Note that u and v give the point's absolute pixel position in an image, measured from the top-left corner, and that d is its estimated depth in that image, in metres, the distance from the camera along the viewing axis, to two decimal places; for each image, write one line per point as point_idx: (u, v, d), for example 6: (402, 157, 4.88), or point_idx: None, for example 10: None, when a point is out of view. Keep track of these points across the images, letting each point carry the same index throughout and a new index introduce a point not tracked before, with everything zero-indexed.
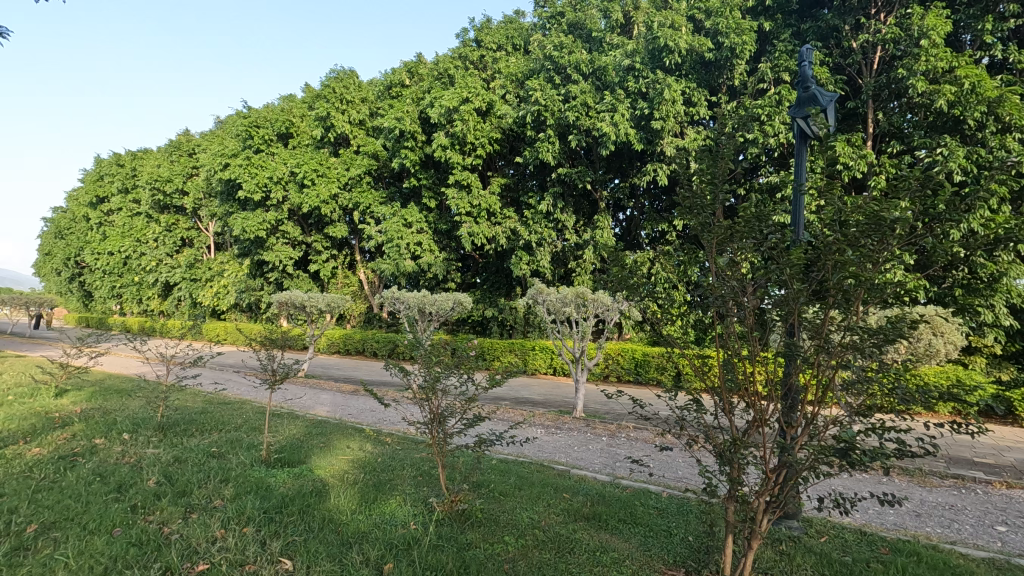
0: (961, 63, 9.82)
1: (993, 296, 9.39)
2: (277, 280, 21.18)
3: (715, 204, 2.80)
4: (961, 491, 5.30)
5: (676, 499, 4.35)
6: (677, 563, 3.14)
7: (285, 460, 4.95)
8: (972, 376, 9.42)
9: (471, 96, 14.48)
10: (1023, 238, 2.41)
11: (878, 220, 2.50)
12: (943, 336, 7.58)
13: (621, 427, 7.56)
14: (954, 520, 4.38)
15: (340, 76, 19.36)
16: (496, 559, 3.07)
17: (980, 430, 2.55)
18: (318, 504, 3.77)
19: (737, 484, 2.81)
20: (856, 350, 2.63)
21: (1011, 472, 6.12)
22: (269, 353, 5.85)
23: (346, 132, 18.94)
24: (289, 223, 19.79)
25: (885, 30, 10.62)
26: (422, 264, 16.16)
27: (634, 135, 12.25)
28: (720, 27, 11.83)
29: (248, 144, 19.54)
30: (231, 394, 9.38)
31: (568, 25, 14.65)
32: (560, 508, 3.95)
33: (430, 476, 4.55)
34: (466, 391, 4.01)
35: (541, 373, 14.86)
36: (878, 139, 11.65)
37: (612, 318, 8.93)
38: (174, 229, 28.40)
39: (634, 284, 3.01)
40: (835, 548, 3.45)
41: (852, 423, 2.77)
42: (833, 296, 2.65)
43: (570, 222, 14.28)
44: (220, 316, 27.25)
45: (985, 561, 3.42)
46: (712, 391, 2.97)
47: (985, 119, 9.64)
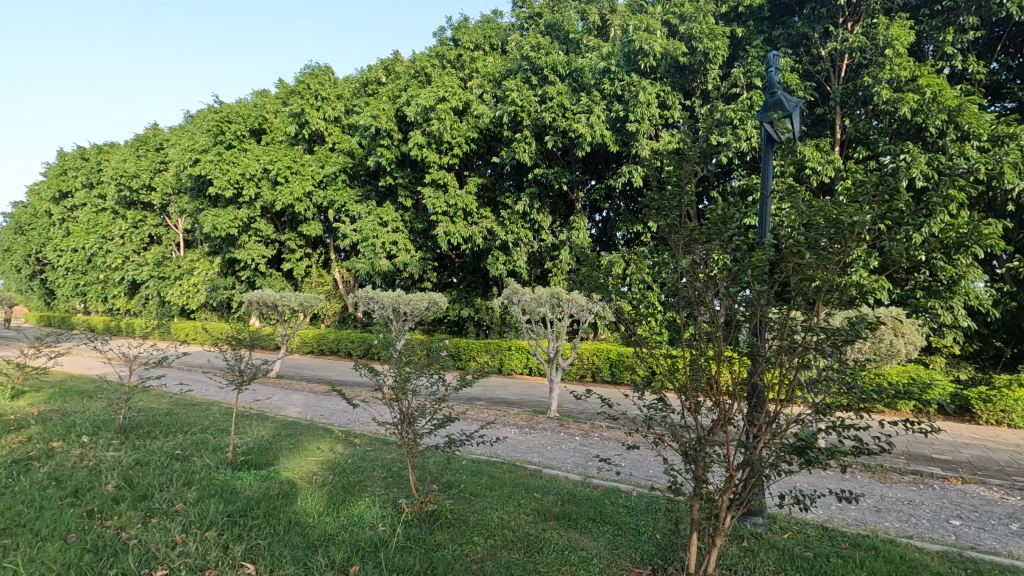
0: (924, 72, 10.15)
1: (952, 299, 9.72)
2: (249, 279, 20.80)
3: (681, 206, 2.86)
4: (919, 487, 5.48)
5: (646, 498, 4.39)
6: (644, 560, 3.17)
7: (253, 461, 4.85)
8: (932, 375, 9.75)
9: (448, 96, 14.42)
10: (975, 242, 2.50)
11: (838, 223, 2.57)
12: (904, 336, 7.80)
13: (593, 427, 7.61)
14: (911, 515, 4.53)
15: (315, 71, 19.06)
16: (465, 560, 3.06)
17: (934, 429, 2.63)
18: (284, 507, 3.71)
19: (702, 482, 2.86)
20: (817, 350, 2.68)
21: (967, 468, 6.33)
22: (236, 353, 5.72)
23: (321, 129, 18.71)
24: (262, 221, 19.46)
25: (852, 39, 10.91)
26: (398, 264, 16.05)
27: (610, 137, 12.37)
28: (694, 32, 12.00)
29: (219, 139, 19.17)
30: (198, 395, 9.16)
31: (545, 26, 14.66)
32: (530, 508, 3.95)
33: (400, 477, 4.50)
34: (436, 392, 4.00)
35: (516, 373, 14.89)
36: (844, 145, 11.96)
37: (587, 318, 8.98)
38: (142, 225, 27.65)
39: (605, 283, 3.04)
40: (797, 544, 3.53)
41: (814, 421, 2.83)
42: (796, 297, 2.70)
43: (546, 222, 14.32)
44: (189, 315, 26.60)
45: (939, 554, 3.54)
46: (679, 391, 3.00)
47: (946, 127, 9.97)
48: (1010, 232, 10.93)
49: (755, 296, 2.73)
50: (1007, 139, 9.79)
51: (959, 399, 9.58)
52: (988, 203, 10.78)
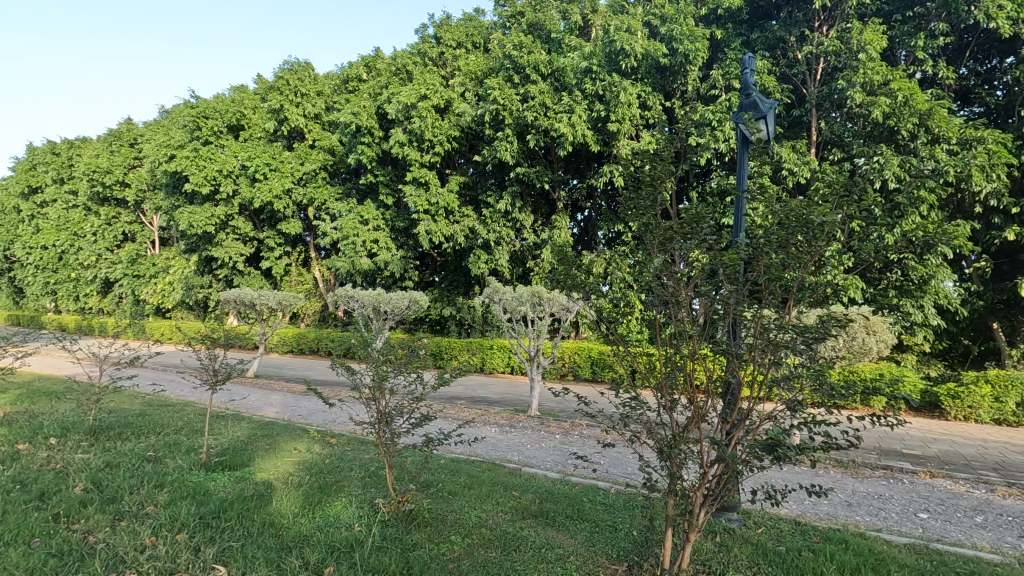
0: (896, 76, 10.42)
1: (923, 298, 9.96)
2: (227, 277, 20.49)
3: (656, 205, 2.90)
4: (890, 481, 5.60)
5: (623, 495, 4.42)
6: (621, 557, 3.19)
7: (227, 463, 4.75)
8: (904, 372, 9.98)
9: (430, 93, 14.39)
10: (940, 242, 2.57)
11: (808, 222, 2.62)
12: (875, 334, 7.98)
13: (573, 425, 7.65)
14: (881, 508, 4.64)
15: (294, 67, 18.77)
16: (441, 559, 3.05)
17: (900, 424, 2.70)
18: (259, 508, 3.66)
19: (677, 479, 2.89)
20: (789, 347, 2.72)
21: (936, 463, 6.50)
22: (211, 352, 5.61)
23: (301, 125, 18.47)
24: (239, 219, 19.19)
25: (827, 42, 11.12)
26: (379, 262, 15.94)
27: (591, 136, 12.42)
28: (674, 33, 12.09)
29: (196, 135, 18.85)
30: (171, 395, 9.00)
31: (527, 25, 14.62)
32: (508, 506, 3.95)
33: (377, 477, 4.47)
34: (414, 391, 3.97)
35: (498, 372, 14.89)
36: (820, 147, 12.16)
37: (567, 317, 9.02)
38: (115, 222, 26.98)
39: (582, 283, 3.05)
40: (770, 539, 3.59)
41: (787, 419, 2.87)
42: (767, 296, 2.73)
43: (528, 221, 14.34)
44: (164, 314, 26.07)
45: (906, 546, 3.63)
46: (655, 389, 3.02)
47: (918, 130, 10.22)
48: (978, 233, 11.25)
49: (726, 296, 2.77)
50: (975, 143, 10.05)
51: (929, 396, 9.82)
52: (956, 204, 11.09)
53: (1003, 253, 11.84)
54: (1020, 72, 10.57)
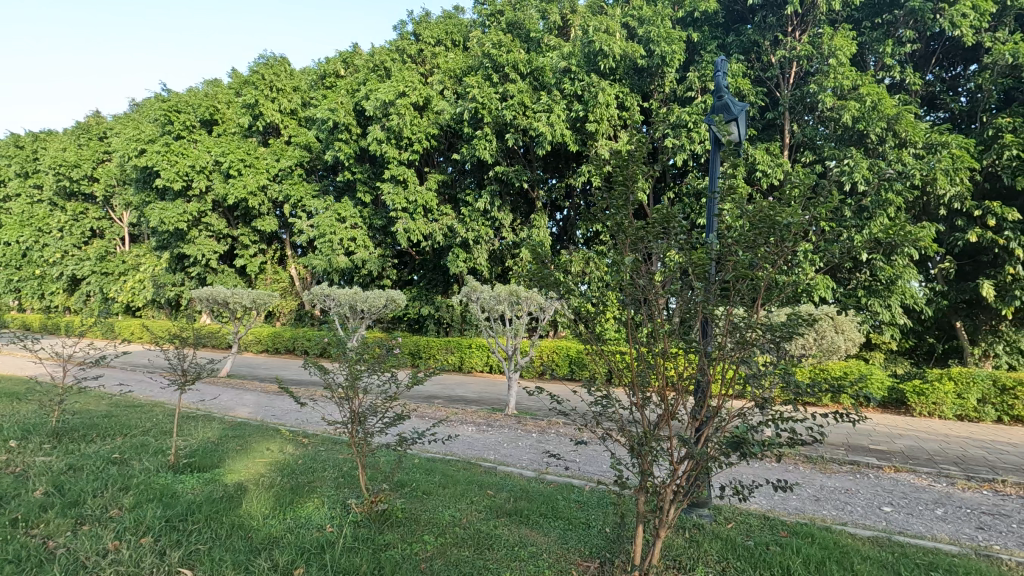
0: (865, 82, 10.67)
1: (890, 298, 10.24)
2: (200, 275, 20.10)
3: (627, 205, 2.92)
4: (857, 476, 5.76)
5: (597, 492, 4.46)
6: (593, 554, 3.21)
7: (196, 465, 4.66)
8: (872, 370, 10.25)
9: (408, 91, 14.31)
10: (900, 243, 2.64)
11: (773, 223, 2.66)
12: (844, 333, 8.16)
13: (550, 424, 7.68)
14: (848, 503, 4.76)
15: (269, 61, 18.37)
16: (413, 560, 3.03)
17: (861, 420, 2.77)
18: (228, 511, 3.59)
19: (647, 476, 2.92)
20: (757, 346, 2.76)
21: (901, 458, 6.68)
22: (179, 352, 5.47)
23: (276, 121, 18.13)
24: (213, 215, 18.84)
25: (800, 47, 11.35)
26: (356, 260, 15.76)
27: (569, 136, 12.44)
28: (652, 35, 12.14)
29: (167, 129, 18.41)
30: (139, 396, 8.77)
31: (507, 24, 14.49)
32: (483, 505, 3.94)
33: (351, 477, 4.43)
34: (387, 390, 3.94)
35: (476, 371, 14.88)
36: (793, 149, 12.36)
37: (545, 316, 9.03)
38: (83, 218, 26.23)
39: (554, 281, 3.06)
40: (739, 533, 3.66)
41: (755, 416, 2.91)
42: (735, 295, 2.77)
43: (507, 220, 14.31)
44: (135, 312, 25.43)
45: (870, 539, 3.73)
46: (627, 387, 3.05)
47: (886, 134, 10.51)
48: (942, 234, 11.60)
49: (695, 295, 2.80)
50: (939, 147, 10.35)
51: (895, 393, 10.12)
52: (922, 207, 11.42)
53: (966, 255, 12.22)
54: (982, 80, 10.90)
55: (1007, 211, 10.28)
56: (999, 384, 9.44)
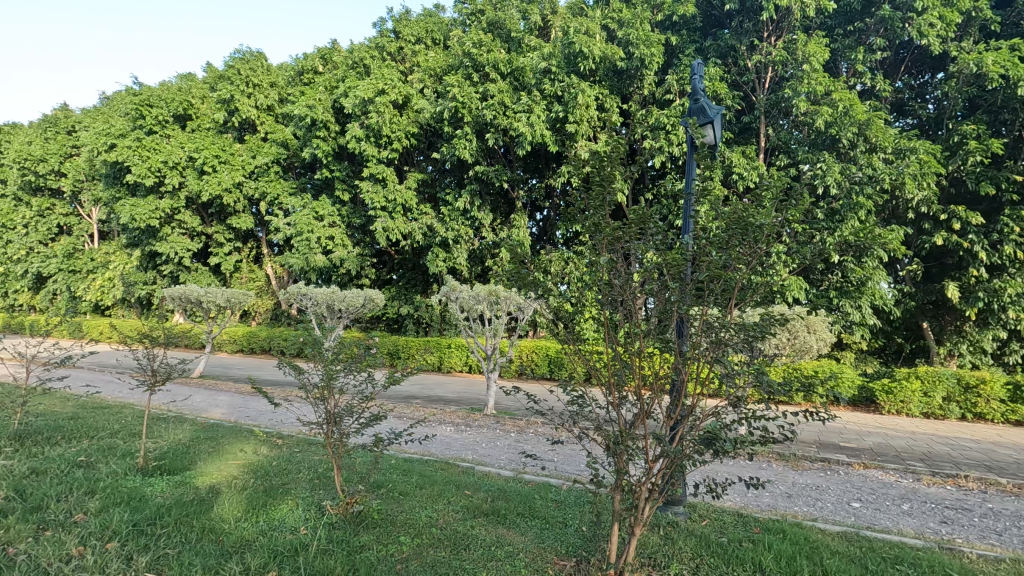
0: (837, 88, 10.93)
1: (860, 298, 10.51)
2: (172, 273, 19.66)
3: (604, 205, 2.93)
4: (827, 473, 5.89)
5: (574, 491, 4.48)
6: (569, 553, 3.23)
7: (166, 467, 4.55)
8: (843, 369, 10.50)
9: (388, 88, 14.20)
10: (868, 245, 2.71)
11: (745, 224, 2.71)
12: (816, 333, 8.34)
13: (529, 423, 7.69)
14: (818, 499, 4.86)
15: (246, 56, 18.02)
16: (389, 561, 3.01)
17: (831, 418, 2.83)
18: (200, 514, 3.51)
19: (623, 475, 2.95)
20: (730, 345, 2.80)
21: (869, 454, 6.86)
22: (149, 352, 5.33)
23: (253, 117, 17.80)
24: (186, 212, 18.44)
25: (775, 53, 11.59)
26: (334, 259, 15.57)
27: (549, 137, 12.46)
28: (631, 38, 12.24)
29: (138, 124, 17.96)
30: (108, 397, 8.53)
31: (487, 24, 14.48)
32: (460, 506, 3.93)
33: (326, 478, 4.38)
34: (364, 390, 3.91)
35: (456, 371, 14.83)
36: (768, 152, 12.60)
37: (524, 316, 9.03)
38: (49, 214, 25.43)
39: (532, 281, 3.07)
40: (714, 530, 3.72)
41: (729, 414, 2.96)
42: (709, 295, 2.81)
43: (487, 220, 14.29)
44: (104, 311, 24.73)
45: (839, 534, 3.82)
46: (604, 386, 3.07)
47: (857, 139, 10.78)
48: (910, 237, 11.94)
49: (672, 295, 2.83)
50: (908, 152, 10.65)
51: (865, 391, 10.39)
52: (891, 210, 11.74)
53: (932, 257, 12.60)
54: (948, 88, 11.24)
55: (971, 216, 10.64)
56: (964, 383, 9.76)
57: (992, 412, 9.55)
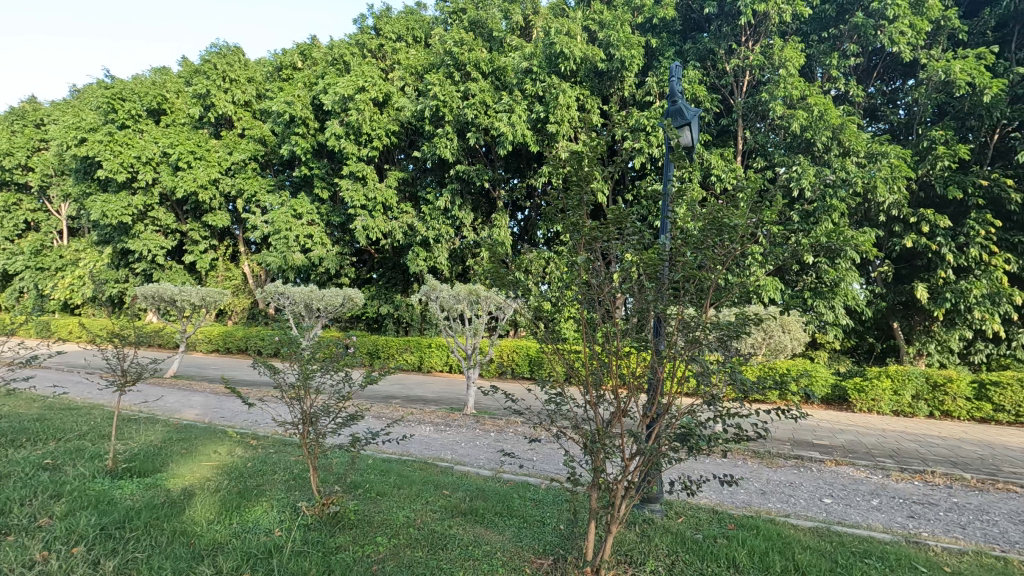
0: (812, 92, 11.13)
1: (833, 299, 10.74)
2: (145, 271, 19.22)
3: (581, 204, 2.95)
4: (800, 469, 6.01)
5: (552, 490, 4.50)
6: (546, 552, 3.23)
7: (136, 470, 4.44)
8: (817, 368, 10.72)
9: (368, 86, 14.06)
10: (836, 246, 2.77)
11: (719, 224, 2.74)
12: (790, 332, 8.49)
13: (508, 423, 7.68)
14: (791, 495, 4.96)
15: (222, 50, 17.67)
16: (365, 563, 2.98)
17: (802, 416, 2.88)
18: (171, 516, 3.44)
19: (599, 473, 2.97)
20: (706, 345, 2.83)
21: (841, 451, 7.02)
22: (118, 351, 5.19)
23: (229, 113, 17.43)
24: (160, 209, 18.06)
25: (752, 57, 11.78)
26: (312, 258, 15.37)
27: (530, 137, 12.46)
28: (612, 39, 12.31)
29: (110, 118, 17.54)
30: (76, 398, 8.30)
31: (469, 22, 14.45)
32: (438, 506, 3.91)
33: (302, 479, 4.33)
34: (340, 390, 3.86)
35: (436, 371, 14.77)
36: (746, 155, 12.78)
37: (504, 315, 9.00)
38: (15, 210, 24.69)
39: (510, 280, 3.08)
40: (689, 527, 3.76)
41: (704, 412, 3.00)
42: (685, 295, 2.84)
43: (468, 219, 14.24)
44: (74, 310, 24.08)
45: (811, 530, 3.90)
46: (581, 385, 3.09)
47: (831, 143, 11.01)
48: (882, 239, 12.23)
49: (648, 296, 2.85)
50: (880, 157, 10.90)
51: (838, 390, 10.62)
52: (863, 213, 12.03)
53: (903, 259, 12.93)
54: (919, 94, 11.54)
55: (939, 219, 10.97)
56: (931, 381, 10.03)
57: (958, 410, 9.85)
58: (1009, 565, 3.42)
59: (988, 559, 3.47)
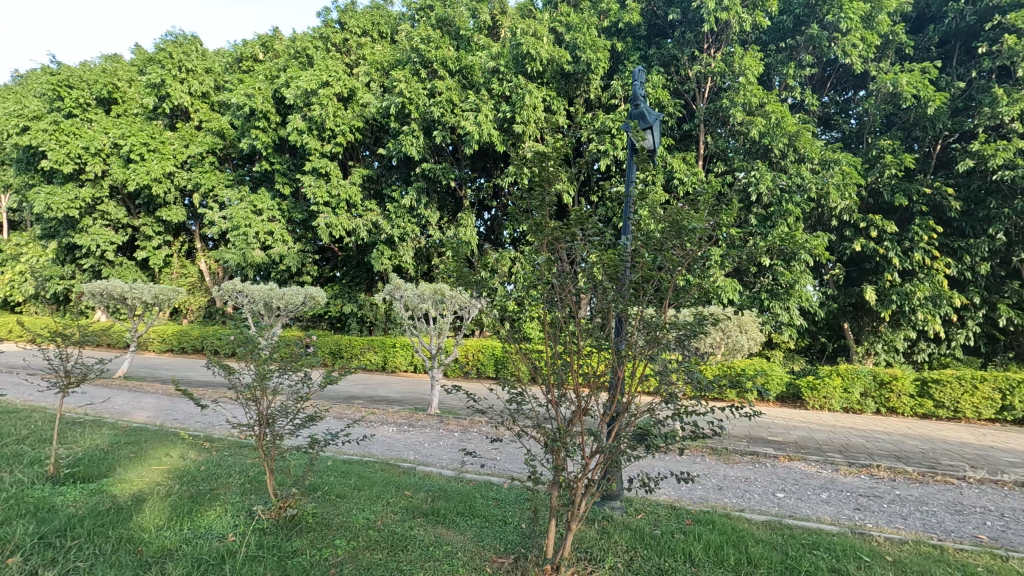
0: (770, 100, 11.50)
1: (788, 300, 11.14)
2: (94, 268, 18.40)
3: (544, 205, 2.97)
4: (755, 465, 6.21)
5: (515, 488, 4.52)
6: (507, 550, 3.24)
7: (80, 475, 4.24)
8: (773, 367, 11.08)
9: (332, 80, 13.83)
10: (789, 248, 2.86)
11: (678, 225, 2.79)
12: (747, 332, 8.75)
13: (472, 423, 7.66)
14: (747, 490, 5.11)
15: (178, 39, 16.99)
16: (321, 567, 2.92)
17: (754, 413, 2.97)
18: (117, 523, 3.30)
19: (560, 471, 3.00)
20: (664, 345, 2.89)
21: (794, 447, 7.27)
22: (60, 351, 4.95)
23: (185, 104, 16.79)
24: (110, 203, 17.31)
25: (714, 64, 12.09)
26: (273, 255, 14.98)
27: (497, 137, 12.45)
28: (578, 41, 12.42)
29: (56, 106, 16.73)
30: (13, 400, 7.85)
31: (437, 20, 14.35)
32: (399, 506, 3.88)
33: (259, 482, 4.21)
34: (299, 390, 3.77)
35: (400, 371, 14.60)
36: (708, 159, 13.07)
37: (470, 315, 8.94)
38: None
39: (473, 280, 3.08)
40: (648, 523, 3.84)
41: (663, 410, 3.07)
42: (645, 296, 2.89)
43: (433, 218, 14.12)
44: (15, 308, 22.83)
45: (764, 523, 4.02)
46: (543, 385, 3.12)
47: (788, 150, 11.39)
48: (834, 243, 12.72)
49: (609, 297, 2.90)
50: (833, 164, 11.32)
51: (793, 388, 11.00)
52: (816, 218, 12.51)
53: (853, 262, 13.50)
54: (869, 104, 12.05)
55: (887, 225, 11.52)
56: (878, 379, 10.50)
57: (903, 406, 10.32)
58: (945, 552, 3.62)
59: (926, 547, 3.66)
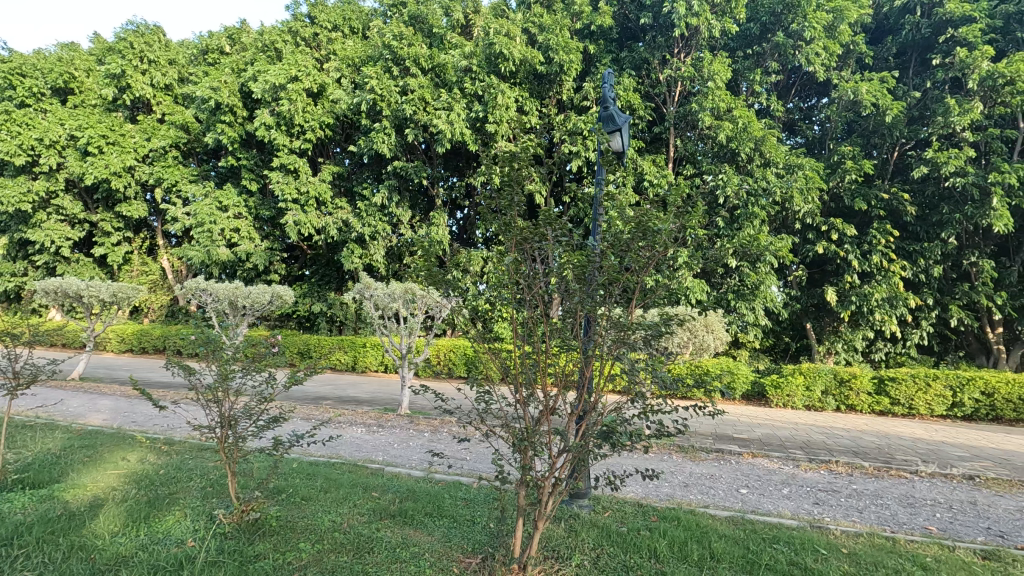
0: (737, 105, 11.75)
1: (753, 301, 11.42)
2: (48, 264, 17.69)
3: (513, 205, 2.98)
4: (720, 462, 6.34)
5: (483, 488, 4.52)
6: (475, 550, 3.24)
7: (29, 481, 4.06)
8: (738, 366, 11.34)
9: (301, 76, 13.60)
10: (750, 251, 2.92)
11: (644, 227, 2.82)
12: (713, 331, 8.93)
13: (442, 423, 7.62)
14: (712, 487, 5.22)
15: (140, 29, 16.42)
16: (285, 570, 2.87)
17: (717, 411, 3.03)
18: (69, 530, 3.18)
19: (528, 470, 3.01)
20: (631, 345, 2.92)
21: (757, 444, 7.46)
22: (8, 351, 4.72)
23: (147, 96, 16.26)
24: (66, 197, 16.66)
25: (683, 68, 12.33)
26: (239, 253, 14.62)
27: (469, 136, 12.41)
28: (551, 43, 12.48)
29: (7, 95, 16.29)
30: None
31: (409, 17, 14.22)
32: (366, 508, 3.84)
33: (220, 486, 4.11)
34: (263, 391, 3.69)
35: (371, 371, 14.43)
36: (677, 162, 13.29)
37: (441, 315, 8.89)
38: None
39: (442, 279, 3.07)
40: (614, 520, 3.89)
41: (629, 409, 3.11)
42: (613, 296, 2.92)
43: (405, 217, 13.98)
44: None
45: (727, 519, 4.11)
46: (511, 384, 3.13)
47: (754, 154, 11.68)
48: (797, 245, 13.09)
49: (577, 297, 2.92)
50: (796, 168, 11.63)
51: (757, 387, 11.29)
52: (781, 221, 12.84)
53: (815, 264, 13.92)
54: (831, 111, 12.42)
55: (847, 228, 11.92)
56: (839, 377, 10.85)
57: (860, 403, 10.70)
58: (896, 544, 3.76)
59: (880, 540, 3.81)
